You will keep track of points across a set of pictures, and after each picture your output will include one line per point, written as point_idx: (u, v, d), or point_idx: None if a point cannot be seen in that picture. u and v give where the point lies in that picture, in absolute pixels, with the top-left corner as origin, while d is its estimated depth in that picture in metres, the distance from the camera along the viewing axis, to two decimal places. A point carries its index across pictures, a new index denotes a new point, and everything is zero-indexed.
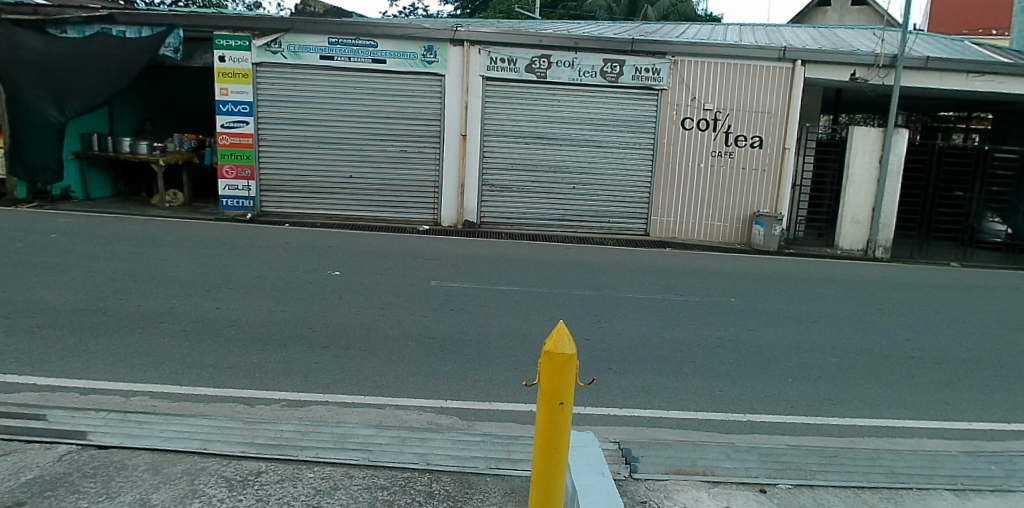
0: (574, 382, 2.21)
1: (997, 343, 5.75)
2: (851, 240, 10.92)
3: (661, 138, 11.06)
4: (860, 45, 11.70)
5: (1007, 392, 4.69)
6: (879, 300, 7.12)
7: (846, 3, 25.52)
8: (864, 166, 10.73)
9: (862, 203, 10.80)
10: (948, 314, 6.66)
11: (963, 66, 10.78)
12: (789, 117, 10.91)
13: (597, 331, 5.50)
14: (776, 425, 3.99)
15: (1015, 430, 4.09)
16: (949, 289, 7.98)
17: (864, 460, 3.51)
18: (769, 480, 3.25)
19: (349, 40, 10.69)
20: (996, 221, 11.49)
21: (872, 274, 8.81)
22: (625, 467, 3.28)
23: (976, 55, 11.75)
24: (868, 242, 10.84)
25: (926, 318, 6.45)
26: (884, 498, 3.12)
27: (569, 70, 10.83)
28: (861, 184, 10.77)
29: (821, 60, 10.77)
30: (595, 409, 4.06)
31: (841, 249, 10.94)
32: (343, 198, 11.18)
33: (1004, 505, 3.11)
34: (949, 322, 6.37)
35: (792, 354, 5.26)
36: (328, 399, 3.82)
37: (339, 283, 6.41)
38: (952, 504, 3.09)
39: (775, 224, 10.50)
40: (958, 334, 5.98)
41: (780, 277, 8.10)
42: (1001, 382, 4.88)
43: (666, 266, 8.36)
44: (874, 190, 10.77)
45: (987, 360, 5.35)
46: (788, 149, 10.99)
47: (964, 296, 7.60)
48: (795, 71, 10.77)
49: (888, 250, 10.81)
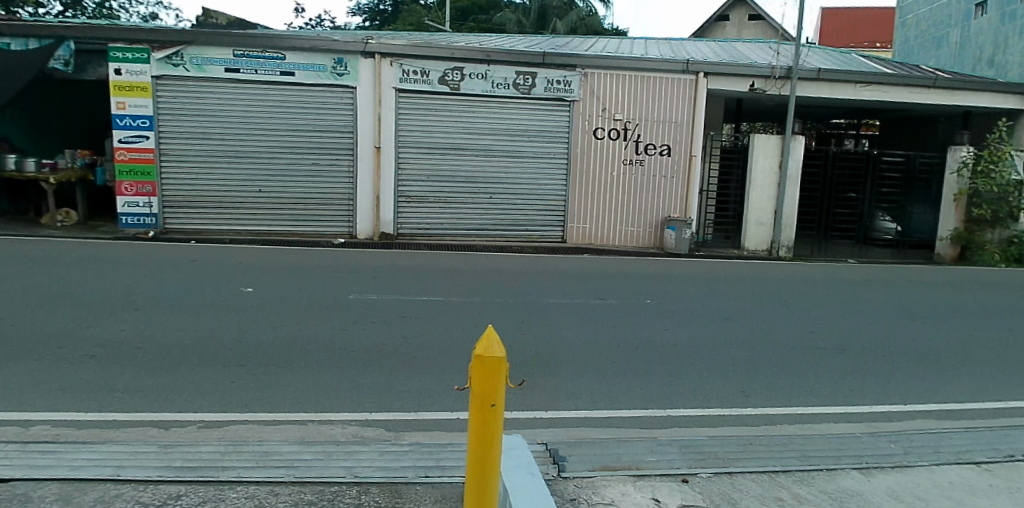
0: (505, 385, 2.26)
1: (890, 332, 6.23)
2: (756, 241, 11.58)
3: (575, 148, 11.35)
4: (757, 57, 12.50)
5: (902, 377, 5.10)
6: (786, 296, 7.60)
7: (744, 19, 27.31)
8: (767, 170, 11.47)
9: (766, 206, 11.50)
10: (848, 307, 7.17)
11: (852, 77, 11.69)
12: (694, 126, 11.45)
13: (520, 336, 5.60)
14: (694, 418, 4.17)
15: (911, 411, 4.47)
16: (844, 284, 8.58)
17: (777, 446, 3.76)
18: (690, 470, 3.42)
19: (255, 52, 10.39)
20: (886, 220, 12.35)
21: (777, 272, 9.36)
22: (554, 466, 3.34)
23: (863, 66, 12.80)
24: (772, 242, 11.52)
25: (827, 312, 6.93)
26: (797, 480, 3.37)
27: (482, 82, 10.94)
28: (763, 188, 11.49)
29: (722, 72, 11.38)
30: (522, 412, 4.10)
31: (748, 249, 11.59)
32: (253, 213, 10.79)
33: (901, 480, 3.42)
34: (848, 314, 6.86)
35: (709, 350, 5.51)
36: (248, 417, 3.68)
37: (257, 300, 6.18)
38: (858, 481, 3.39)
39: (685, 228, 10.97)
40: (856, 325, 6.43)
41: (693, 277, 8.51)
42: (895, 368, 5.30)
43: (583, 271, 8.57)
44: (774, 195, 11.49)
45: (883, 349, 5.76)
46: (692, 157, 11.51)
47: (860, 289, 8.20)
48: (697, 84, 11.32)
49: (790, 249, 11.56)
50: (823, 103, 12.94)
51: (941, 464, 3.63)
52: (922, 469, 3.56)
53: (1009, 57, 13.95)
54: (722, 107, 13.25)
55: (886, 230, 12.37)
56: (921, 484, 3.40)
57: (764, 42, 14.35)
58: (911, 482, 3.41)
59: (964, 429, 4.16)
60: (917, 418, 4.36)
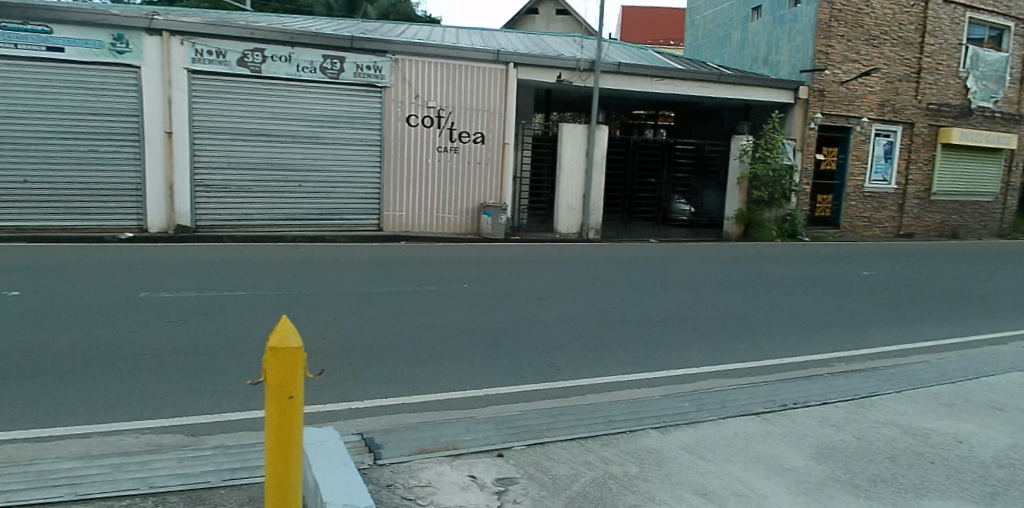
0: (304, 376, 2.21)
1: (685, 302, 7.00)
2: (568, 225, 12.26)
3: (388, 135, 11.22)
4: (564, 49, 13.19)
5: (694, 342, 5.75)
6: (596, 275, 8.21)
7: (552, 13, 28.64)
8: (575, 157, 12.19)
9: (574, 191, 12.20)
10: (649, 281, 7.92)
11: (646, 72, 12.75)
12: (506, 115, 11.83)
13: (336, 327, 5.47)
14: (510, 394, 4.37)
15: (702, 371, 5.08)
16: (644, 261, 9.43)
17: (586, 414, 4.12)
18: (505, 444, 3.65)
19: (14, 24, 9.13)
20: (681, 201, 13.71)
21: (588, 253, 10.04)
22: (370, 455, 3.36)
23: (656, 61, 14.05)
24: (582, 226, 12.28)
25: (631, 286, 7.60)
26: (604, 444, 3.77)
27: (286, 65, 10.47)
28: (572, 174, 12.19)
29: (530, 64, 11.85)
30: (337, 404, 4.03)
31: (560, 233, 12.23)
32: (19, 207, 9.42)
33: (693, 435, 3.97)
34: (650, 288, 7.58)
35: (526, 329, 5.80)
36: (16, 437, 3.23)
37: (27, 305, 5.41)
38: (656, 439, 3.88)
39: (500, 213, 11.49)
40: (656, 298, 7.13)
41: (509, 260, 8.87)
42: (689, 334, 5.96)
43: (400, 259, 8.55)
44: (583, 181, 12.24)
45: (679, 318, 6.45)
46: (506, 144, 11.90)
47: (658, 265, 9.10)
48: (507, 74, 11.70)
49: (598, 232, 12.41)
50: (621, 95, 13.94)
51: (728, 418, 4.26)
52: (711, 423, 4.15)
53: (779, 57, 16.04)
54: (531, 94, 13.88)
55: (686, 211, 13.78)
56: (713, 438, 3.99)
57: (570, 35, 15.10)
58: (700, 436, 3.96)
59: (746, 385, 4.84)
60: (707, 378, 4.95)
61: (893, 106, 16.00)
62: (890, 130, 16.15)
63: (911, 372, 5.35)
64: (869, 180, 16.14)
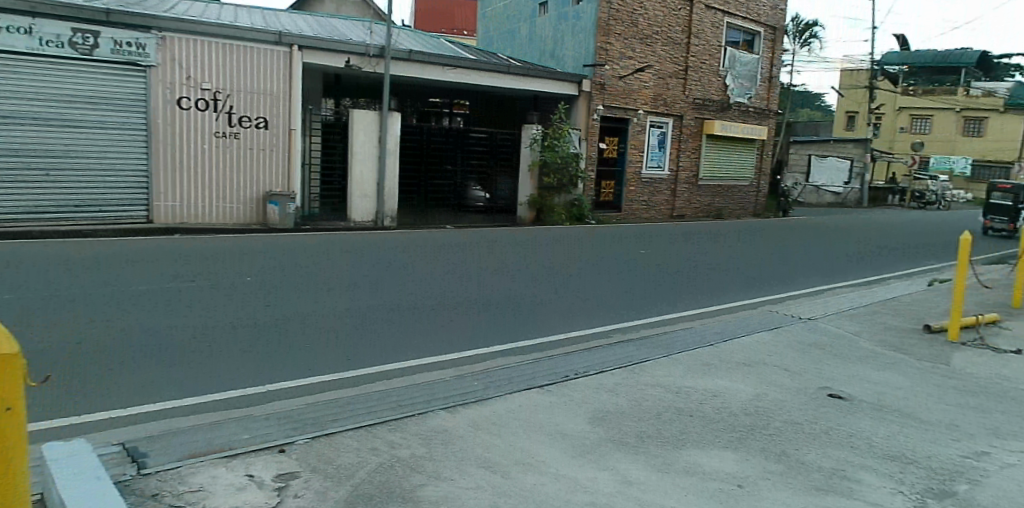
0: (23, 384, 2.02)
1: (473, 292, 7.65)
2: (362, 212, 12.69)
3: (160, 117, 11.50)
4: (353, 33, 14.17)
5: (480, 326, 6.34)
6: (391, 269, 8.61)
7: None
8: (365, 142, 12.83)
9: (367, 177, 12.76)
10: (441, 274, 8.53)
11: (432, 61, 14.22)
12: (289, 100, 12.65)
13: (101, 335, 5.11)
14: (292, 389, 4.36)
15: (490, 353, 5.56)
16: (437, 253, 10.09)
17: (375, 402, 4.22)
18: (287, 439, 3.59)
19: None
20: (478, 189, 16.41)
21: (386, 246, 10.42)
22: (131, 465, 3.11)
23: (446, 49, 15.52)
24: (377, 213, 12.79)
25: (424, 279, 8.14)
26: (392, 428, 3.87)
27: (24, 38, 10.20)
28: (364, 159, 12.79)
29: (314, 47, 12.79)
30: (94, 415, 3.69)
31: (354, 221, 12.70)
32: None
33: (478, 410, 4.23)
34: (441, 280, 8.17)
35: (320, 323, 5.92)
36: None
37: None
38: (444, 418, 4.07)
39: (288, 202, 12.21)
40: (449, 289, 7.68)
41: (301, 257, 9.00)
42: (474, 320, 6.54)
43: (180, 261, 8.24)
44: (375, 167, 12.84)
45: (468, 305, 7.06)
46: (291, 131, 12.73)
47: (450, 257, 9.80)
48: (291, 56, 12.54)
49: (393, 219, 13.00)
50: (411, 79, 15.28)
51: (514, 392, 4.62)
52: (497, 400, 4.44)
53: (563, 53, 18.60)
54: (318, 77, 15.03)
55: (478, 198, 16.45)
56: (499, 411, 4.28)
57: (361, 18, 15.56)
58: (485, 411, 4.23)
59: (527, 362, 5.35)
60: (490, 359, 5.41)
61: (665, 100, 19.28)
62: (663, 122, 19.44)
63: (662, 340, 6.35)
64: (646, 166, 19.24)
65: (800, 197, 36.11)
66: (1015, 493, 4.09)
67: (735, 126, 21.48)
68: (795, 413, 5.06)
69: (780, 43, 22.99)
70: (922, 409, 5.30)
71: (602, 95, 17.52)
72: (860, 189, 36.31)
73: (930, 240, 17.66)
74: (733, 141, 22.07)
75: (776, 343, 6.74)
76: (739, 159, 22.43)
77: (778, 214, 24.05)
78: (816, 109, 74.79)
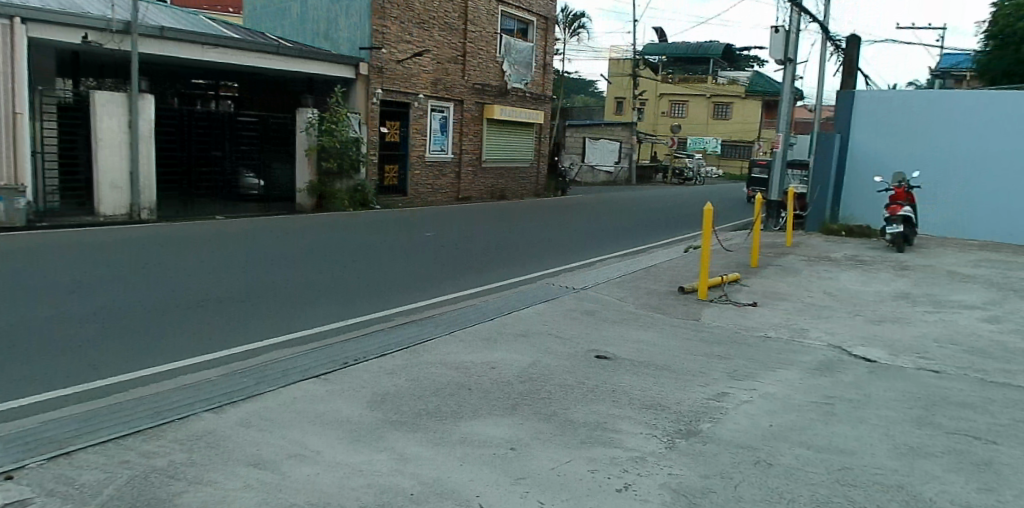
0: None
1: (247, 301, 8.43)
2: (115, 205, 15.82)
3: None
4: (93, 10, 16.32)
5: (247, 331, 7.15)
6: (162, 283, 9.01)
7: None
8: (113, 127, 15.81)
9: (118, 170, 15.88)
10: (218, 285, 9.19)
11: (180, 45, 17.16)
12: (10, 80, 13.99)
13: None
14: (34, 406, 4.46)
15: (254, 358, 6.20)
16: (215, 265, 10.57)
17: (126, 411, 4.39)
18: (17, 464, 3.38)
19: None
20: (250, 177, 20.16)
21: (159, 261, 10.64)
22: None
23: (199, 27, 18.62)
24: (131, 207, 16.04)
25: (198, 291, 8.72)
26: (148, 437, 3.91)
27: None
28: (112, 146, 15.84)
29: (39, 22, 14.50)
30: None
31: (109, 213, 15.71)
32: None
33: (240, 411, 4.54)
34: (218, 292, 8.83)
35: (83, 339, 6.21)
36: None
37: None
38: (206, 422, 4.25)
39: (15, 198, 13.61)
40: (222, 302, 8.31)
41: (61, 275, 9.01)
42: (244, 327, 7.30)
43: None
44: (128, 156, 16.09)
45: (240, 313, 7.85)
46: (14, 114, 14.08)
47: (228, 269, 10.37)
48: (13, 29, 13.93)
49: (150, 212, 16.42)
50: (168, 56, 17.60)
51: (273, 388, 5.14)
52: (256, 399, 4.81)
53: (337, 32, 22.83)
54: (52, 54, 17.56)
55: (251, 185, 20.17)
56: (261, 410, 4.62)
57: None
58: (246, 413, 4.51)
59: (285, 359, 6.15)
60: (250, 360, 6.08)
61: (444, 84, 25.42)
62: (444, 108, 25.68)
63: (413, 333, 7.61)
64: (431, 150, 25.43)
65: (577, 175, 47.63)
66: (737, 427, 5.76)
67: (514, 111, 28.96)
68: (564, 376, 6.59)
69: (551, 39, 31.22)
70: (651, 381, 6.75)
71: (379, 79, 22.59)
72: (627, 168, 49.65)
73: (662, 224, 22.76)
74: (512, 124, 29.60)
75: (549, 311, 9.26)
76: (518, 141, 30.31)
77: (557, 193, 33.42)
78: (586, 97, 95.32)
